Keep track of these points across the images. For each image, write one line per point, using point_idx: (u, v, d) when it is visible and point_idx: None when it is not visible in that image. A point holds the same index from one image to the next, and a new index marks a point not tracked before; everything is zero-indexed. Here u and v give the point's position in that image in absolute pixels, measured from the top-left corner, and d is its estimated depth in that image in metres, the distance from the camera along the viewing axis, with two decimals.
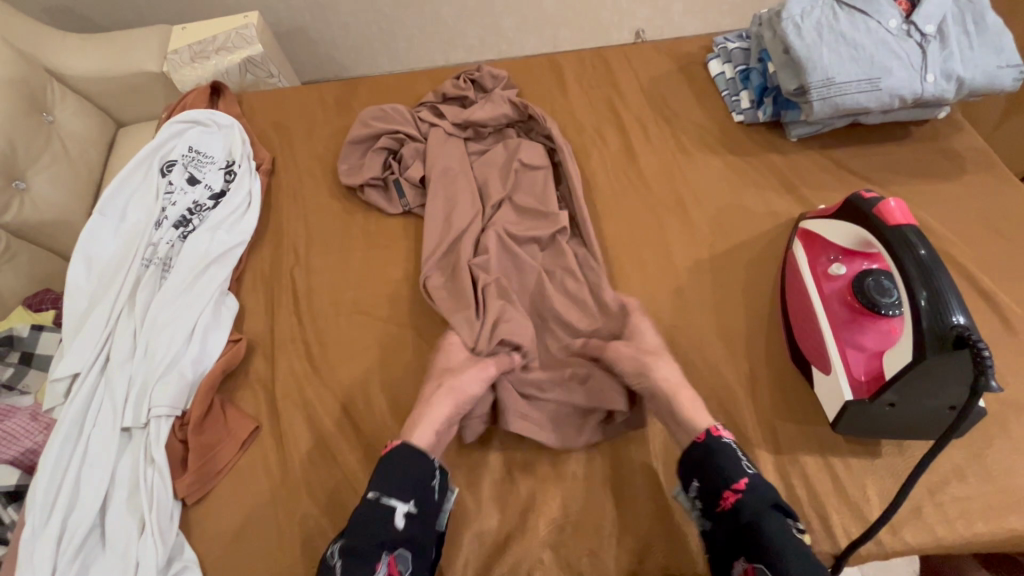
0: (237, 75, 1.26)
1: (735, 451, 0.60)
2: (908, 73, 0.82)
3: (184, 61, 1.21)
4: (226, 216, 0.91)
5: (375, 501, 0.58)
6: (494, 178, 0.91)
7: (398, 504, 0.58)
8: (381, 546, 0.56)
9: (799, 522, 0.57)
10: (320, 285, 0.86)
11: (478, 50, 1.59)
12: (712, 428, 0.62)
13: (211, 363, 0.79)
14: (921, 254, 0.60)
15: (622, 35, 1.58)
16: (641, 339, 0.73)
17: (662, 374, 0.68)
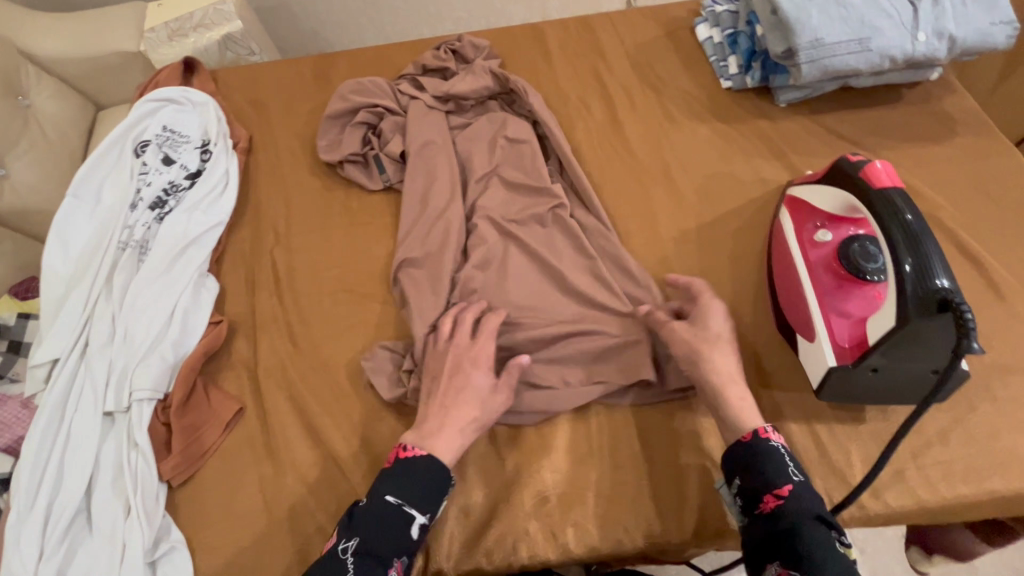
0: (217, 53, 1.22)
1: (782, 456, 0.56)
2: (899, 32, 0.80)
3: (162, 40, 1.17)
4: (203, 196, 0.89)
5: (396, 507, 0.57)
6: (477, 153, 0.89)
7: (416, 515, 0.57)
8: (394, 554, 0.55)
9: (845, 535, 0.52)
10: (300, 264, 0.85)
11: (465, 22, 1.55)
12: (759, 428, 0.58)
13: (192, 345, 0.78)
14: (907, 217, 0.59)
15: (613, 4, 1.54)
16: (704, 324, 0.66)
17: (716, 366, 0.63)
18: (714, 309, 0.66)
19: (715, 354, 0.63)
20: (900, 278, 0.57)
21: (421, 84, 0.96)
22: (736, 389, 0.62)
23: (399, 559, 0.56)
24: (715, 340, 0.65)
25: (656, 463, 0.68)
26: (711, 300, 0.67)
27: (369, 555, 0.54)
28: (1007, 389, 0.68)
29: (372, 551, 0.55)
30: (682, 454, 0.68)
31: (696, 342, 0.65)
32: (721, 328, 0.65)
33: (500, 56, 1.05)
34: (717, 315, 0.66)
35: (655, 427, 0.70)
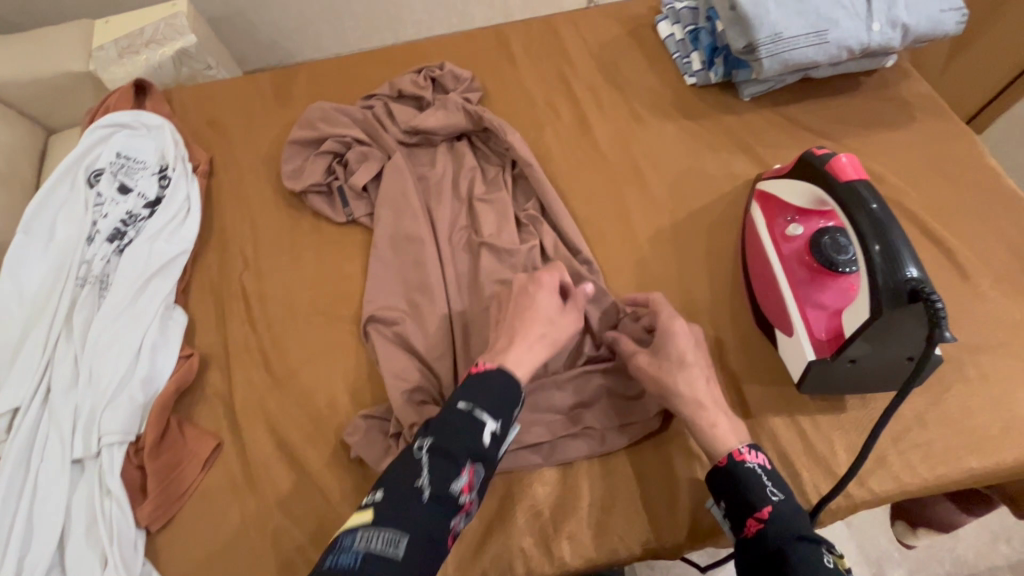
0: (171, 70, 1.18)
1: (759, 476, 0.57)
2: (854, 23, 0.81)
3: (111, 58, 1.13)
4: (165, 224, 0.86)
5: (466, 408, 0.54)
6: (443, 193, 0.88)
7: (487, 421, 0.53)
8: (466, 454, 0.51)
9: (836, 547, 0.51)
10: (271, 289, 0.82)
11: (428, 25, 1.53)
12: (735, 452, 0.59)
13: (163, 381, 0.75)
14: (873, 208, 0.60)
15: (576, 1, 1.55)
16: (666, 352, 0.65)
17: (683, 397, 0.62)
18: (675, 330, 0.65)
19: (686, 378, 0.63)
20: (871, 262, 0.57)
21: (392, 110, 0.94)
22: (708, 414, 0.61)
23: (471, 462, 0.51)
24: (681, 363, 0.64)
25: (648, 464, 0.68)
26: (673, 321, 0.66)
27: (442, 453, 0.51)
28: (978, 367, 0.70)
29: (446, 450, 0.51)
30: (671, 456, 0.68)
31: (663, 369, 0.64)
32: (687, 350, 0.64)
33: (465, 62, 1.04)
34: (687, 344, 0.64)
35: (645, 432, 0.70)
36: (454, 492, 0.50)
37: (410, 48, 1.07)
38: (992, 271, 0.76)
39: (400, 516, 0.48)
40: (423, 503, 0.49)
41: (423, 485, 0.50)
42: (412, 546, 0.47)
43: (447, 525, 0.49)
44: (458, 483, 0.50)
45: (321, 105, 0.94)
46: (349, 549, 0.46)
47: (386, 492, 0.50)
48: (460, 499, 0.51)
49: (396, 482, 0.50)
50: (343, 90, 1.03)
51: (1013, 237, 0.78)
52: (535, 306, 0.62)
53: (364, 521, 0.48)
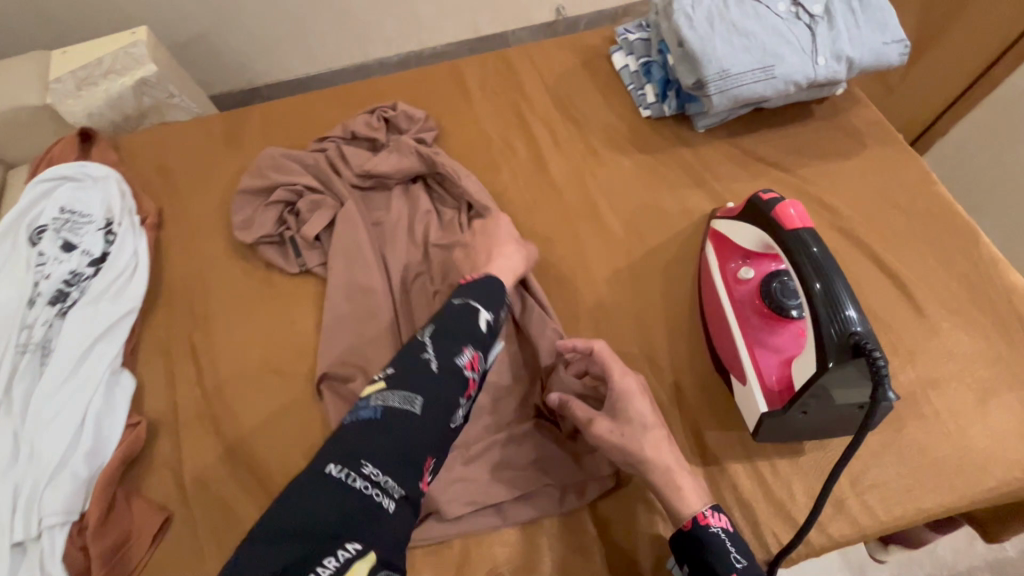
0: (133, 99, 1.17)
1: (722, 541, 0.57)
2: (800, 58, 0.81)
3: (69, 92, 1.11)
4: (111, 283, 0.83)
5: (462, 304, 0.61)
6: (398, 240, 0.87)
7: (483, 309, 0.61)
8: (466, 336, 0.58)
9: None
10: (223, 348, 0.81)
11: (397, 42, 1.54)
12: (699, 515, 0.59)
13: (109, 453, 0.72)
14: (814, 251, 0.61)
15: (543, 14, 1.59)
16: (627, 417, 0.63)
17: (649, 464, 0.62)
18: (633, 394, 0.64)
19: (650, 443, 0.62)
20: (812, 299, 0.58)
21: (344, 153, 0.92)
22: (674, 476, 0.61)
23: (473, 344, 0.57)
24: (643, 427, 0.63)
25: (609, 516, 0.68)
26: (627, 380, 0.65)
27: (446, 334, 0.57)
28: (931, 402, 0.71)
29: (449, 332, 0.57)
30: (630, 506, 0.68)
31: (626, 436, 0.62)
32: (646, 414, 0.63)
33: (420, 100, 1.03)
34: (643, 407, 0.64)
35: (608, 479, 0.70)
36: (458, 365, 0.55)
37: (365, 86, 1.06)
38: (943, 301, 0.77)
39: (415, 382, 0.52)
40: (433, 371, 0.53)
41: (431, 357, 0.55)
42: (428, 407, 0.51)
43: (457, 395, 0.54)
44: (463, 358, 0.56)
45: (271, 151, 0.92)
46: (370, 406, 0.51)
47: (398, 367, 0.54)
48: (466, 373, 0.56)
49: (407, 358, 0.55)
50: (297, 132, 1.01)
51: (962, 264, 0.79)
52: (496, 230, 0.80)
53: (379, 387, 0.52)
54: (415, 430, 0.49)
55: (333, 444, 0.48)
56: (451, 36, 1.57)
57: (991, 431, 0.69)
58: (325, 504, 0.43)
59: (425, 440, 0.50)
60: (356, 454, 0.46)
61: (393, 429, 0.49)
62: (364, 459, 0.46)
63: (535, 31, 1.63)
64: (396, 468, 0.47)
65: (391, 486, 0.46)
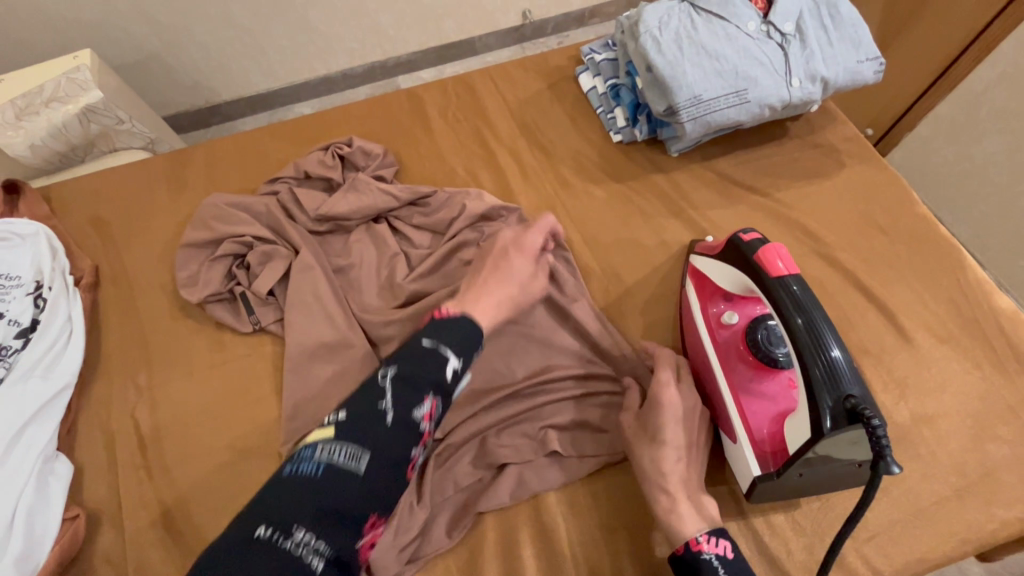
0: (79, 127, 1.09)
1: (714, 569, 0.54)
2: (773, 79, 0.77)
3: (8, 122, 1.03)
4: (41, 355, 0.75)
5: (431, 348, 0.52)
6: (368, 290, 0.81)
7: (451, 357, 0.53)
8: (427, 384, 0.50)
9: None
10: (171, 423, 0.74)
11: (359, 54, 1.46)
12: (692, 540, 0.56)
13: (44, 554, 0.64)
14: (795, 290, 0.57)
15: (510, 18, 1.52)
16: (647, 425, 0.62)
17: (645, 468, 0.61)
18: (664, 405, 0.61)
19: (653, 457, 0.60)
20: (795, 335, 0.55)
21: (297, 196, 0.86)
22: (667, 498, 0.59)
23: (435, 393, 0.51)
24: (657, 441, 0.61)
25: None
26: (663, 390, 0.62)
27: (406, 381, 0.50)
28: (926, 440, 0.68)
29: (410, 377, 0.50)
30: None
31: (636, 439, 0.63)
32: (666, 429, 0.60)
33: (379, 131, 0.97)
34: (671, 420, 0.61)
35: (597, 547, 0.65)
36: (416, 417, 0.49)
37: (319, 118, 0.99)
38: (931, 328, 0.74)
39: (361, 434, 0.47)
40: (387, 428, 0.48)
41: (387, 408, 0.49)
42: (374, 464, 0.47)
43: (407, 451, 0.49)
44: (420, 410, 0.50)
45: (215, 200, 0.85)
46: (312, 459, 0.46)
47: (349, 411, 0.49)
48: (421, 428, 0.50)
49: (358, 404, 0.49)
50: (248, 172, 0.94)
51: (948, 288, 0.77)
52: (512, 271, 0.67)
53: (326, 436, 0.47)
54: (358, 490, 0.45)
55: (260, 501, 0.44)
56: (415, 45, 1.50)
57: (988, 468, 0.66)
58: (252, 570, 0.39)
59: (366, 498, 0.45)
60: (289, 513, 0.42)
61: (331, 488, 0.44)
62: (298, 523, 0.42)
63: (503, 37, 1.57)
64: (331, 528, 0.43)
65: (324, 550, 0.42)
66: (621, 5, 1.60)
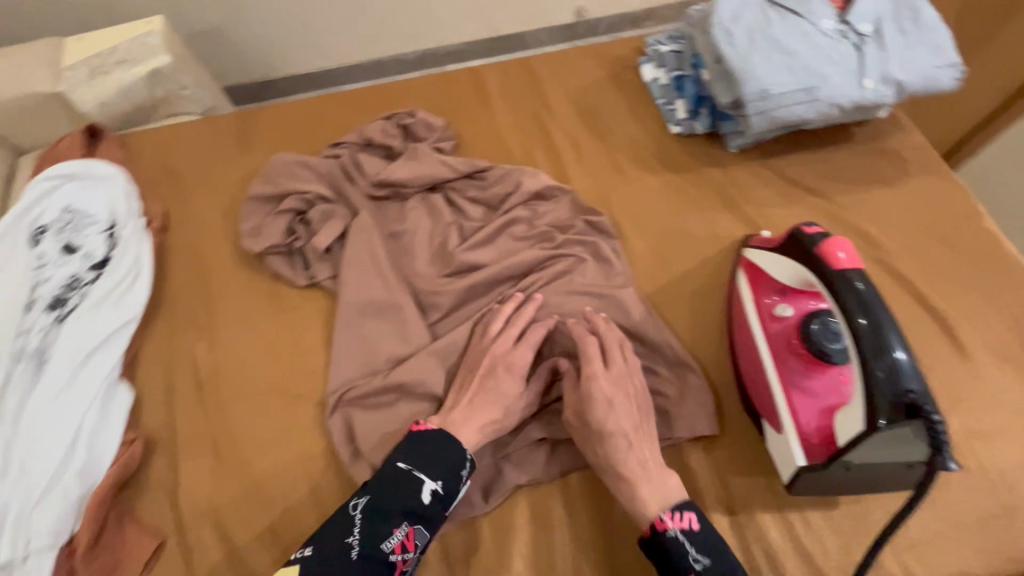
0: (144, 90, 1.12)
1: (681, 544, 0.56)
2: (845, 79, 0.77)
3: (82, 80, 1.08)
4: (113, 289, 0.80)
5: (405, 472, 0.59)
6: (420, 255, 0.82)
7: (426, 480, 0.59)
8: (400, 513, 0.57)
9: None
10: (226, 364, 0.77)
11: (412, 40, 1.48)
12: (655, 521, 0.57)
13: (103, 471, 0.69)
14: (859, 288, 0.55)
15: (564, 16, 1.52)
16: (587, 419, 0.63)
17: (600, 461, 0.62)
18: (596, 400, 0.62)
19: (605, 451, 0.61)
20: (857, 336, 0.53)
21: (359, 161, 0.88)
22: (627, 487, 0.60)
23: (408, 520, 0.57)
24: (604, 436, 0.62)
25: (618, 563, 0.65)
26: (591, 387, 0.63)
27: (377, 513, 0.57)
28: (977, 456, 0.66)
29: (380, 508, 0.57)
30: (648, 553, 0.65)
31: (588, 434, 0.63)
32: (603, 421, 0.62)
33: (439, 106, 0.99)
34: (603, 414, 0.62)
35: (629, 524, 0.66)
36: (384, 550, 0.56)
37: (382, 90, 1.02)
38: (989, 344, 0.72)
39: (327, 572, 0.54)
40: (353, 561, 0.55)
41: (354, 543, 0.56)
42: None
43: None
44: (391, 541, 0.56)
45: (283, 158, 0.88)
46: None
47: (319, 545, 0.56)
48: (391, 558, 0.56)
49: (327, 538, 0.56)
50: (311, 136, 0.97)
51: (1010, 306, 0.75)
52: (497, 395, 0.66)
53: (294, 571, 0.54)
54: None
55: None
56: (468, 34, 1.51)
57: None
58: None
59: None
60: None
61: None
62: None
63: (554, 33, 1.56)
64: None
65: None
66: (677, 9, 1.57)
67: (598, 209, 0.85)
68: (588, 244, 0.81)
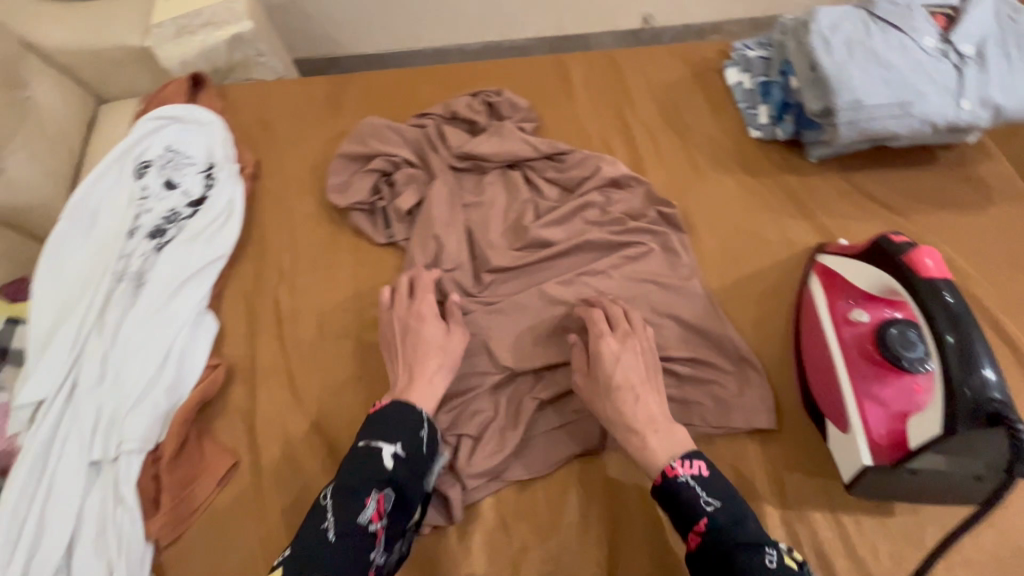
0: (224, 54, 1.10)
1: (692, 488, 0.56)
2: (942, 98, 0.76)
3: (168, 37, 1.05)
4: (208, 225, 0.85)
5: (364, 448, 0.59)
6: (494, 226, 0.85)
7: (387, 446, 0.59)
8: (369, 484, 0.57)
9: (781, 545, 0.52)
10: (305, 307, 0.81)
11: (477, 31, 1.51)
12: (666, 468, 0.58)
13: (187, 390, 0.74)
14: (949, 301, 0.56)
15: (629, 21, 1.52)
16: (596, 373, 0.66)
17: (610, 416, 0.63)
18: (605, 353, 0.66)
19: (614, 402, 0.63)
20: (944, 353, 0.54)
21: (444, 132, 0.92)
22: (637, 437, 0.61)
23: (376, 489, 0.57)
24: (611, 387, 0.64)
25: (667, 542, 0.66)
26: (599, 342, 0.66)
27: (344, 492, 0.56)
28: None
29: (348, 488, 0.56)
30: None
31: (596, 391, 0.65)
32: (613, 374, 0.64)
33: (522, 89, 1.02)
34: (609, 367, 0.65)
35: None
36: (361, 523, 0.55)
37: (467, 69, 1.05)
38: None
39: (308, 562, 0.52)
40: (331, 543, 0.53)
41: (329, 526, 0.54)
42: None
43: (363, 554, 0.54)
44: (365, 514, 0.55)
45: (374, 121, 0.93)
46: None
47: (295, 544, 0.54)
48: (370, 528, 0.56)
49: (303, 534, 0.54)
50: (396, 106, 1.02)
51: None
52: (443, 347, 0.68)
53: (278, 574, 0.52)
54: None
55: None
56: (532, 30, 1.53)
57: None
58: None
59: None
60: None
61: None
62: None
63: (618, 37, 1.56)
64: None
65: None
66: (743, 24, 1.56)
67: (671, 202, 0.86)
68: (660, 234, 0.83)
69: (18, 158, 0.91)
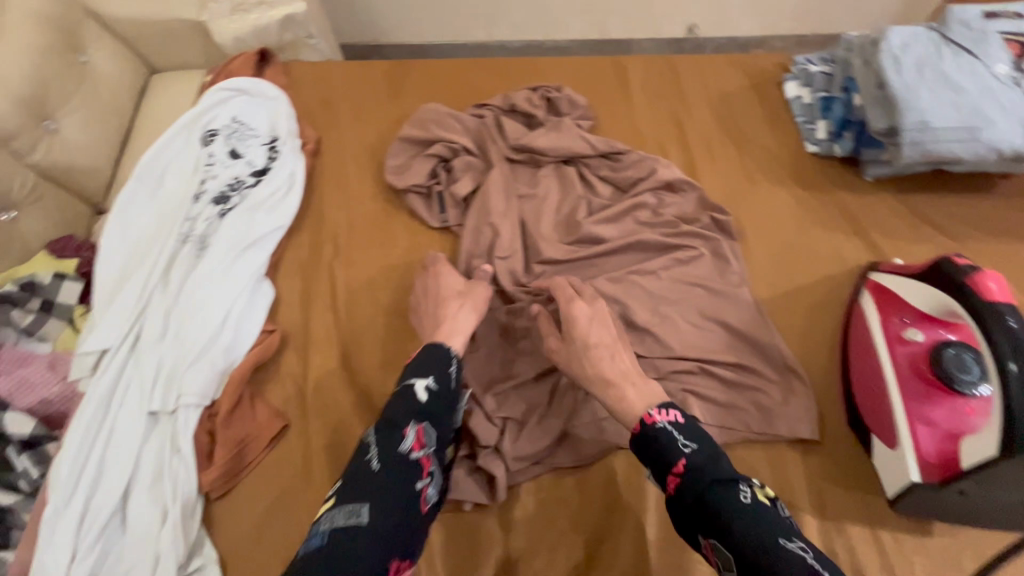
0: (276, 35, 1.08)
1: (670, 432, 0.54)
2: (1012, 125, 0.76)
3: (223, 13, 1.03)
4: (269, 195, 0.88)
5: (401, 387, 0.59)
6: (546, 219, 0.86)
7: (420, 379, 0.59)
8: (409, 415, 0.57)
9: (750, 479, 0.52)
10: (358, 282, 0.84)
11: (521, 29, 1.53)
12: (644, 416, 0.57)
13: (243, 352, 0.77)
14: (1012, 327, 0.56)
15: (673, 29, 1.52)
16: (571, 333, 0.67)
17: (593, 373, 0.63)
18: (573, 313, 0.67)
19: (590, 360, 0.64)
20: (1004, 380, 0.55)
21: (502, 123, 0.93)
22: (615, 388, 0.61)
23: (414, 421, 0.57)
24: (586, 346, 0.65)
25: None
26: (573, 305, 0.68)
27: (384, 427, 0.55)
28: None
29: (387, 420, 0.56)
30: None
31: (571, 352, 0.66)
32: (589, 334, 0.66)
33: (579, 87, 1.03)
34: (584, 326, 0.66)
35: None
36: (404, 450, 0.54)
37: (525, 64, 1.07)
38: None
39: (357, 492, 0.51)
40: (376, 470, 0.52)
41: (372, 456, 0.53)
42: (373, 508, 0.50)
43: (411, 481, 0.53)
44: (406, 442, 0.55)
45: (435, 108, 0.95)
46: (318, 532, 0.48)
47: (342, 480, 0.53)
48: (414, 455, 0.55)
49: (349, 471, 0.53)
50: (454, 95, 1.03)
51: None
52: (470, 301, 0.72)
53: (326, 509, 0.50)
54: (373, 536, 0.48)
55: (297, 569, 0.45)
56: (577, 32, 1.54)
57: None
58: None
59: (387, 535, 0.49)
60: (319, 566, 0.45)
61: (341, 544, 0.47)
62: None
63: (661, 45, 1.56)
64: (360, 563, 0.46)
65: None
66: (789, 40, 1.54)
67: (724, 209, 0.87)
68: (710, 239, 0.83)
69: (72, 123, 0.94)
